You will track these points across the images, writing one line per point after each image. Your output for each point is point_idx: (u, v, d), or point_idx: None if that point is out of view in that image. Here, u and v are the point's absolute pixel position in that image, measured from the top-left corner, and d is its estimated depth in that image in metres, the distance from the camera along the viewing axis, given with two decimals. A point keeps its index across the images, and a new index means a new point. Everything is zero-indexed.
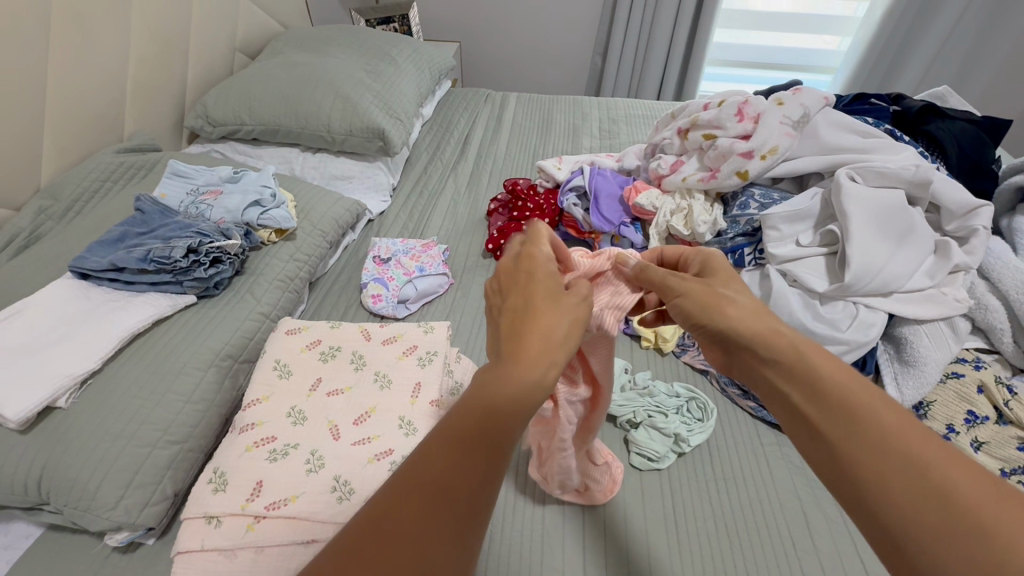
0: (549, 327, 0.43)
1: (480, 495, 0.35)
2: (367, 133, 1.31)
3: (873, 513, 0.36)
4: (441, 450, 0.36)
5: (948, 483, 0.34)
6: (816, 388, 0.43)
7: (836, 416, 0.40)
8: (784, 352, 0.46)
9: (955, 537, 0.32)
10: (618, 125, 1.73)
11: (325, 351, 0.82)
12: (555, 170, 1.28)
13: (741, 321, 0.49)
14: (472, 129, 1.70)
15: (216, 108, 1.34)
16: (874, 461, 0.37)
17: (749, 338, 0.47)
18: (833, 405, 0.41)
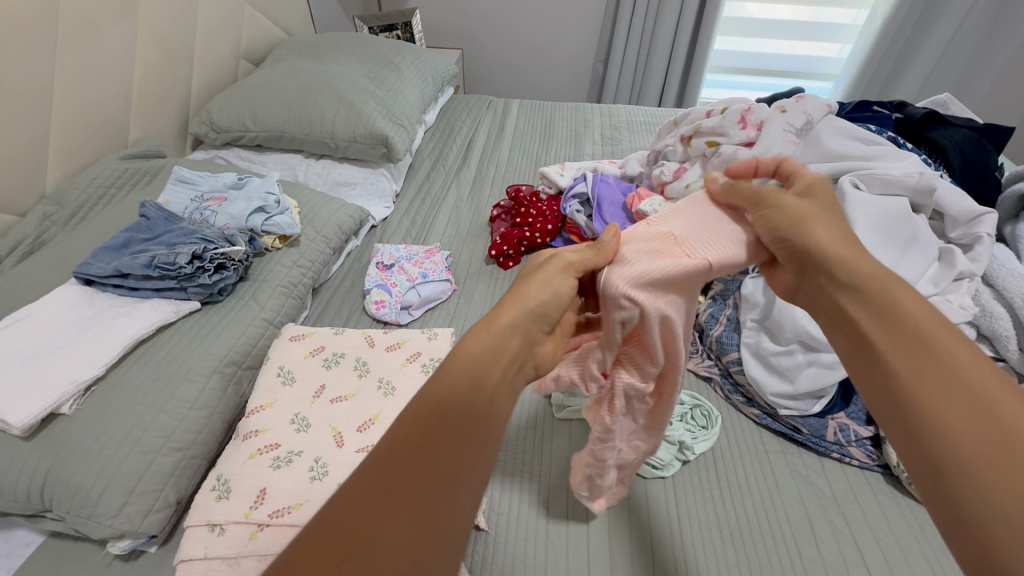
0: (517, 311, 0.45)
1: (444, 472, 0.36)
2: (371, 140, 1.32)
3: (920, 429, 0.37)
4: (404, 440, 0.37)
5: (1005, 408, 0.35)
6: (892, 316, 0.42)
7: (907, 345, 0.40)
8: (864, 278, 0.45)
9: (995, 454, 0.34)
10: (620, 131, 1.74)
11: (328, 358, 0.82)
12: (558, 176, 1.29)
13: (828, 244, 0.47)
14: (474, 136, 1.70)
15: (221, 115, 1.35)
16: (931, 386, 0.38)
17: (835, 261, 0.46)
18: (905, 332, 0.41)
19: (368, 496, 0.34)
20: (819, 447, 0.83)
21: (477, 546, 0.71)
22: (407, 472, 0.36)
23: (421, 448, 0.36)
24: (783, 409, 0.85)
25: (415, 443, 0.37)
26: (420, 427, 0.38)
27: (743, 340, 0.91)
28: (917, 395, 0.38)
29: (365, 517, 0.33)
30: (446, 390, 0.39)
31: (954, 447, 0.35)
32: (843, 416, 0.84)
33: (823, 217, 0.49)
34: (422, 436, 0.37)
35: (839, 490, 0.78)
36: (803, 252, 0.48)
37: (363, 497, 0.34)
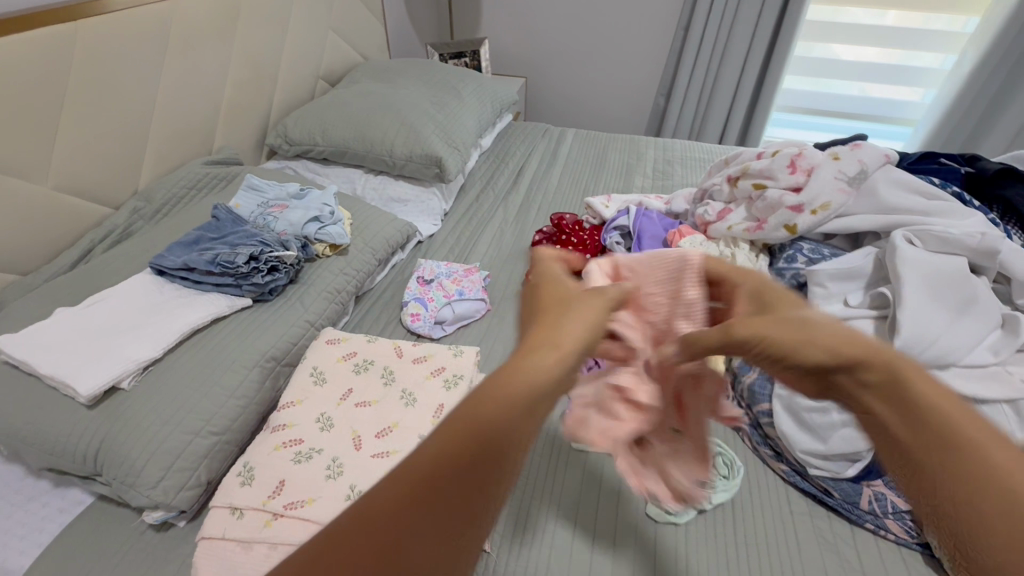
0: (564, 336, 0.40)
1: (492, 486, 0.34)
2: (425, 160, 1.38)
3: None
4: (441, 449, 0.33)
5: None
6: (919, 418, 0.39)
7: (943, 448, 0.37)
8: (884, 378, 0.40)
9: None
10: (674, 166, 1.73)
11: (358, 363, 0.86)
12: (603, 207, 1.32)
13: (804, 341, 0.42)
14: (526, 162, 1.75)
15: (295, 129, 1.46)
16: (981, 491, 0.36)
17: (841, 365, 0.41)
18: (938, 439, 0.38)
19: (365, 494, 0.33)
20: (850, 514, 0.77)
21: (477, 565, 0.72)
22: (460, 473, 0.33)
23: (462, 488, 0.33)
24: (813, 468, 0.80)
25: (451, 477, 0.33)
26: (450, 466, 0.33)
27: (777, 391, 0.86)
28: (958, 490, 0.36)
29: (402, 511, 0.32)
30: (477, 432, 0.34)
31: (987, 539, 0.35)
32: (881, 485, 0.78)
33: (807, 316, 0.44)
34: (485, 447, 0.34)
35: (870, 564, 0.73)
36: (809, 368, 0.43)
37: (377, 509, 0.32)
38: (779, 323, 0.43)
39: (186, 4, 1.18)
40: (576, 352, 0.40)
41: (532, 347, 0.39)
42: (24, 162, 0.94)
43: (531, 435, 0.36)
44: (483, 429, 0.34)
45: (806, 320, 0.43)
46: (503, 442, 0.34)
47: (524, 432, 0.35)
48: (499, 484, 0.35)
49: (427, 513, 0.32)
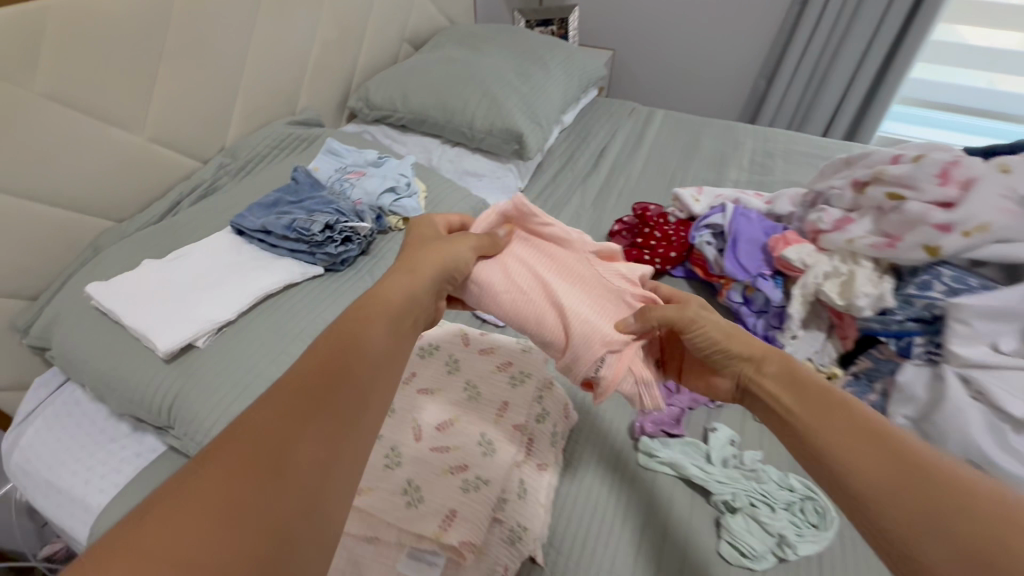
0: (383, 298, 0.56)
1: (297, 433, 0.42)
2: (505, 135, 1.31)
3: (939, 482, 0.41)
4: (280, 400, 0.44)
5: (890, 467, 0.43)
6: (797, 386, 0.55)
7: (812, 402, 0.52)
8: (779, 367, 0.58)
9: (907, 504, 0.41)
10: (774, 160, 1.56)
11: (423, 347, 0.83)
12: (693, 202, 1.23)
13: (708, 315, 0.65)
14: (609, 144, 1.64)
15: (377, 93, 1.43)
16: (829, 429, 0.48)
17: (734, 351, 0.62)
18: (809, 398, 0.53)
19: (168, 495, 0.37)
20: None
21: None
22: (276, 424, 0.42)
23: (281, 445, 0.41)
24: None
25: (267, 437, 0.41)
26: (260, 429, 0.42)
27: None
28: (826, 438, 0.48)
29: (241, 481, 0.38)
30: (294, 394, 0.45)
31: (848, 470, 0.45)
32: None
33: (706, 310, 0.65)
34: (301, 400, 0.45)
35: None
36: (710, 339, 0.63)
37: (199, 485, 0.37)
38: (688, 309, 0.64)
39: None
40: (395, 301, 0.57)
41: (345, 317, 0.54)
42: (123, 111, 0.95)
43: (315, 403, 0.45)
44: (303, 392, 0.45)
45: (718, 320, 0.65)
46: (293, 418, 0.43)
47: (338, 387, 0.47)
48: (308, 422, 0.43)
49: (249, 478, 0.39)
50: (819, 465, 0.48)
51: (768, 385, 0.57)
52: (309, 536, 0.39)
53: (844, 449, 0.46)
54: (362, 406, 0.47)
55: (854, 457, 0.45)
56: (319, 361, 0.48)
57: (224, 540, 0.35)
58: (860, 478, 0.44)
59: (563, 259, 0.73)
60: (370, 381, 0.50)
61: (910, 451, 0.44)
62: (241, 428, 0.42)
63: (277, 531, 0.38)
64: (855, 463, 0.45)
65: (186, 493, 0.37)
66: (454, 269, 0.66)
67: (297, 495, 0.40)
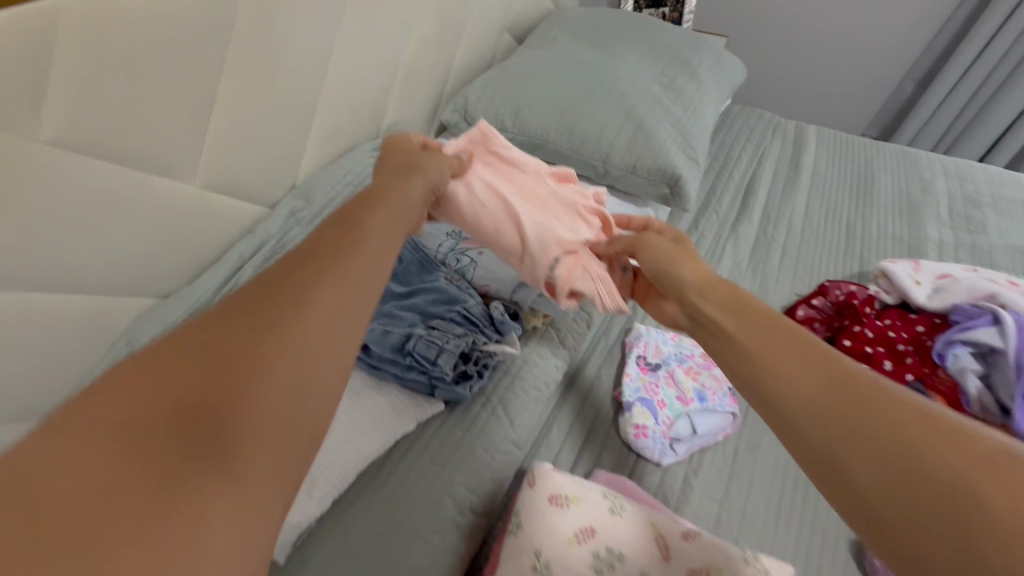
0: (359, 265, 0.42)
1: (223, 409, 0.32)
2: (653, 175, 1.00)
3: (921, 446, 0.34)
4: (183, 382, 0.33)
5: (937, 455, 0.34)
6: (757, 359, 0.45)
7: (825, 377, 0.41)
8: (745, 313, 0.49)
9: (944, 514, 0.32)
10: (981, 212, 1.20)
11: (602, 556, 0.57)
12: (913, 284, 0.92)
13: (695, 274, 0.57)
14: (757, 174, 1.30)
15: (479, 104, 1.12)
16: (832, 411, 0.39)
17: (747, 315, 0.49)
18: (796, 355, 0.44)
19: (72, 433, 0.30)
20: None
21: None
22: (193, 407, 0.32)
23: (187, 422, 0.31)
24: None
25: (177, 422, 0.31)
26: (179, 404, 0.32)
27: None
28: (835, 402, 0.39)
29: (108, 483, 0.28)
30: (218, 357, 0.34)
31: (861, 462, 0.36)
32: None
33: (688, 267, 0.58)
34: (203, 356, 0.34)
35: None
36: (696, 312, 0.53)
37: (55, 513, 0.26)
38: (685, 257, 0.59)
39: None
40: (349, 260, 0.41)
41: (295, 251, 0.42)
42: (172, 155, 0.68)
43: (220, 367, 0.34)
44: (218, 359, 0.34)
45: (684, 257, 0.59)
46: (204, 361, 0.34)
47: (254, 334, 0.35)
48: (222, 414, 0.32)
49: (142, 470, 0.29)
50: (800, 433, 0.40)
51: (745, 331, 0.48)
52: (232, 507, 0.30)
53: (874, 448, 0.36)
54: (293, 311, 0.37)
55: (884, 457, 0.35)
56: (255, 320, 0.36)
57: (187, 502, 0.29)
58: (891, 484, 0.34)
59: (521, 181, 0.70)
60: (302, 315, 0.37)
61: (943, 458, 0.33)
62: (142, 363, 0.34)
63: (222, 485, 0.30)
64: (890, 464, 0.35)
65: (110, 426, 0.30)
66: (439, 181, 0.60)
67: (227, 494, 0.30)
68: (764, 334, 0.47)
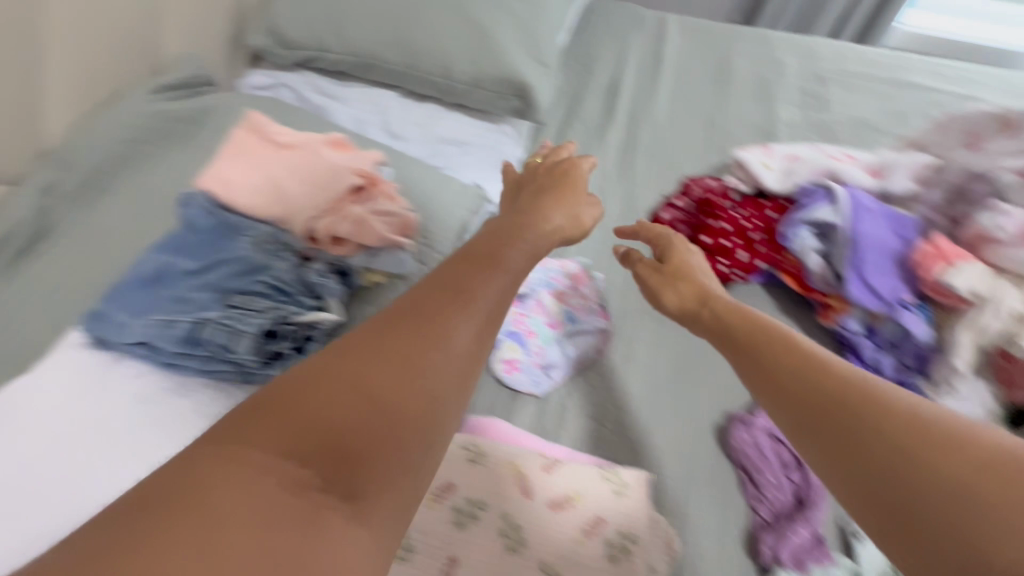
0: (476, 305, 0.38)
1: (326, 477, 0.31)
2: (501, 87, 0.90)
3: (837, 400, 0.41)
4: (264, 435, 0.31)
5: (873, 406, 0.39)
6: (733, 338, 0.52)
7: (750, 352, 0.49)
8: (743, 317, 0.52)
9: (889, 440, 0.37)
10: (827, 85, 1.23)
11: (460, 509, 0.53)
12: (762, 169, 0.93)
13: (679, 292, 0.61)
14: (620, 72, 1.23)
15: (291, 22, 0.93)
16: (801, 369, 0.44)
17: (717, 309, 0.55)
18: (744, 335, 0.51)
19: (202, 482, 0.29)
20: None
21: None
22: (240, 451, 0.30)
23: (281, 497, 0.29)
24: None
25: (218, 473, 0.29)
26: (203, 470, 0.29)
27: None
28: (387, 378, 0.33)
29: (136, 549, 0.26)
30: (272, 412, 0.31)
31: (796, 384, 0.44)
32: None
33: (679, 281, 0.61)
34: (263, 411, 0.31)
35: None
36: (695, 310, 0.57)
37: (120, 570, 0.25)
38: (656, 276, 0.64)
39: None
40: (484, 306, 0.39)
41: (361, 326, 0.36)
42: None
43: (277, 413, 0.31)
44: (309, 431, 0.31)
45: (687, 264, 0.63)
46: (336, 459, 0.31)
47: (360, 407, 0.32)
48: (335, 462, 0.31)
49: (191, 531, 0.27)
50: (790, 421, 0.43)
51: (716, 312, 0.55)
52: None
53: (807, 392, 0.43)
54: (430, 344, 0.35)
55: (836, 395, 0.41)
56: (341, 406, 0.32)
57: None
58: (838, 409, 0.41)
59: (279, 154, 0.66)
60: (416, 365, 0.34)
61: (884, 386, 0.41)
62: (211, 434, 0.31)
63: (360, 509, 0.31)
64: (812, 385, 0.43)
65: (219, 507, 0.28)
66: (553, 228, 0.56)
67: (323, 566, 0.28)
68: (756, 357, 0.48)
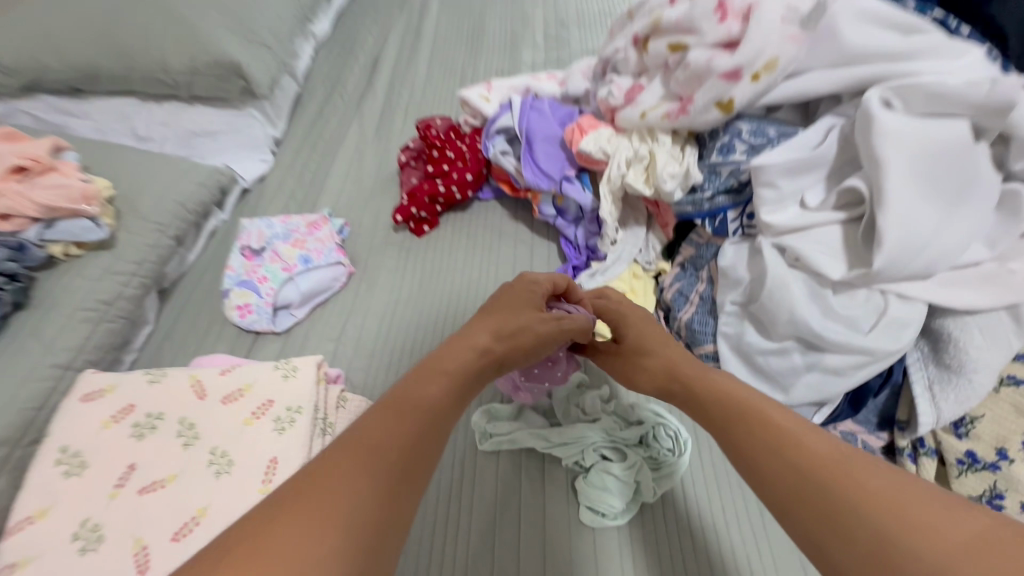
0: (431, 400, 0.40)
1: None
2: (220, 71, 0.98)
3: (793, 465, 0.35)
4: None
5: (803, 454, 0.35)
6: (703, 403, 0.46)
7: (715, 427, 0.43)
8: (672, 376, 0.50)
9: (807, 511, 0.33)
10: (569, 29, 1.36)
11: (139, 423, 0.58)
12: (482, 101, 0.97)
13: (638, 331, 0.57)
14: (382, 48, 1.33)
15: (6, 51, 0.97)
16: (756, 423, 0.40)
17: (682, 364, 0.51)
18: (702, 402, 0.46)
19: None
20: None
21: None
22: None
23: None
24: None
25: None
26: None
27: (720, 329, 0.67)
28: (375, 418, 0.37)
29: None
30: None
31: (757, 452, 0.38)
32: (851, 424, 0.63)
33: (644, 352, 0.55)
34: None
35: None
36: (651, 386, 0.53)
37: None
38: (618, 360, 0.57)
39: None
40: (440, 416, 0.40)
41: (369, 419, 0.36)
42: None
43: None
44: None
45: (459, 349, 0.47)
46: None
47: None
48: None
49: None
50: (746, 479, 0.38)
51: (687, 383, 0.48)
52: None
53: (752, 454, 0.38)
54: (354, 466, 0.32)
55: (778, 454, 0.37)
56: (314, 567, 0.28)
57: None
58: (803, 465, 0.35)
59: None
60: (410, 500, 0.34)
61: (812, 445, 0.36)
62: None
63: None
64: (778, 443, 0.37)
65: None
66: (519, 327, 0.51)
67: None
68: (720, 412, 0.43)
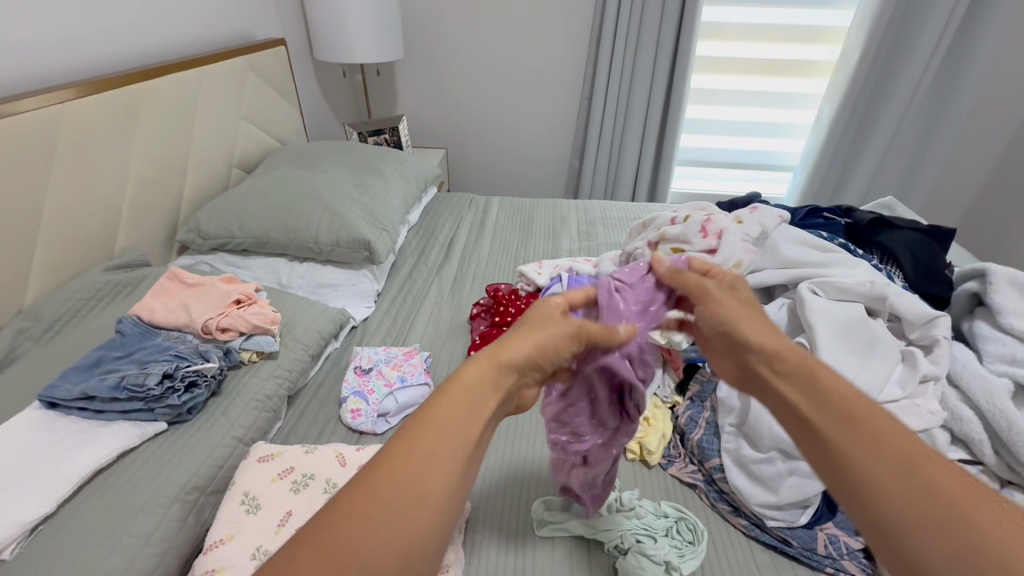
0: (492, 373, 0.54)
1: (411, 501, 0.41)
2: (353, 245, 1.38)
3: (913, 471, 0.42)
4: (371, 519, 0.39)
5: (924, 468, 0.42)
6: (814, 390, 0.51)
7: (825, 409, 0.48)
8: (782, 358, 0.55)
9: (924, 515, 0.39)
10: (595, 228, 1.82)
11: (297, 480, 0.79)
12: (536, 274, 1.35)
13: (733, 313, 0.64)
14: (456, 233, 1.79)
15: (209, 222, 1.40)
16: (865, 428, 0.45)
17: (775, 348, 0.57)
18: (807, 389, 0.51)
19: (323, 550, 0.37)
20: (812, 561, 0.80)
21: None
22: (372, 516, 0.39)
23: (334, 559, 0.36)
24: (770, 519, 0.83)
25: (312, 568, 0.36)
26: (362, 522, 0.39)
27: (723, 445, 0.90)
28: (395, 438, 0.44)
29: None
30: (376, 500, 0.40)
31: (868, 455, 0.43)
32: (832, 526, 0.82)
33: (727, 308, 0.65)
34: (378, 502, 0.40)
35: None
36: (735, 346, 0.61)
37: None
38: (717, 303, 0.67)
39: (76, 108, 1.10)
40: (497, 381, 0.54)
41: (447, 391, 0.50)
42: None
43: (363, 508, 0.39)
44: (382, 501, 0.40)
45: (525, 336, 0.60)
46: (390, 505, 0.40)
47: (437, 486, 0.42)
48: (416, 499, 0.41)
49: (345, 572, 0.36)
50: (840, 474, 0.44)
51: (777, 376, 0.54)
52: None
53: (870, 450, 0.44)
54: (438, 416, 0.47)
55: (888, 464, 0.43)
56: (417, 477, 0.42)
57: None
58: (909, 488, 0.41)
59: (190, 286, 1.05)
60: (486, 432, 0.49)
61: (929, 463, 0.42)
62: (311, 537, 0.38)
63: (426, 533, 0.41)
64: (888, 452, 0.43)
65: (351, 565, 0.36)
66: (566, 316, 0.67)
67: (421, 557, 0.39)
68: (836, 399, 0.49)
